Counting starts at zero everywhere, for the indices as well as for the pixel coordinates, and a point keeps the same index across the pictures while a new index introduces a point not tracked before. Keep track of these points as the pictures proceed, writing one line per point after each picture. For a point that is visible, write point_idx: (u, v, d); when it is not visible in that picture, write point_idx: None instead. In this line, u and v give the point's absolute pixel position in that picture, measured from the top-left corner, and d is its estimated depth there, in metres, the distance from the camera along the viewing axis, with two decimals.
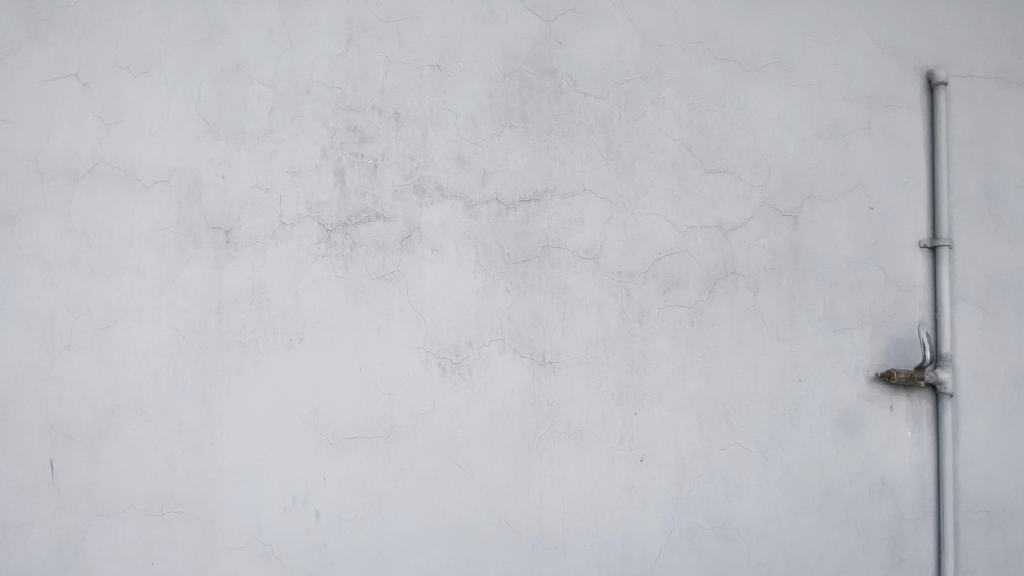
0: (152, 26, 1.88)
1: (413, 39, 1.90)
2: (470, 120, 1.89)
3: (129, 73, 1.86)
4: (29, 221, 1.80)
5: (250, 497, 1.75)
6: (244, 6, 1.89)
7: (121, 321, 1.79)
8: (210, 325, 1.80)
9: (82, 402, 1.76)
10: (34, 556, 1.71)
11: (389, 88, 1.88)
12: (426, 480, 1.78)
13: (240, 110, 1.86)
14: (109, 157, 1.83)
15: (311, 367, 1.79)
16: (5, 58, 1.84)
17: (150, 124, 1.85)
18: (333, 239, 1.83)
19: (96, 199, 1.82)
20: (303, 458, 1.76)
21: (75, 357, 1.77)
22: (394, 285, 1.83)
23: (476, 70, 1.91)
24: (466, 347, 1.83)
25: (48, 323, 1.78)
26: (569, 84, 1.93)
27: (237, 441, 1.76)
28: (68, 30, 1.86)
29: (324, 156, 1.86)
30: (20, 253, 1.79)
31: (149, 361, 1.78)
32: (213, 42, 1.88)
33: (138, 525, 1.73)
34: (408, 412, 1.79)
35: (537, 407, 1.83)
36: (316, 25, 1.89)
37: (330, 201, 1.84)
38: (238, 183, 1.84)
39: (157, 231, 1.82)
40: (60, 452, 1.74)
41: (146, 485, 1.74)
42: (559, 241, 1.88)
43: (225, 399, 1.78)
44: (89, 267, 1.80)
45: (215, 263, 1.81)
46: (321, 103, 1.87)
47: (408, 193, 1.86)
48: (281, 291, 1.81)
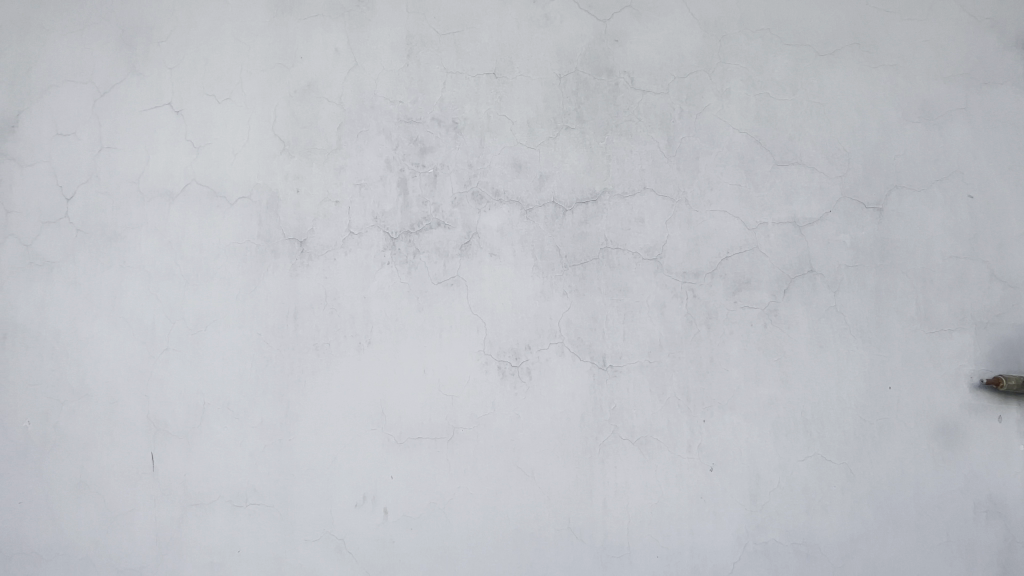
0: (234, 55, 2.04)
1: (470, 49, 1.94)
2: (526, 125, 1.89)
3: (214, 99, 2.03)
4: (133, 236, 2.00)
5: (324, 492, 1.84)
6: (314, 31, 2.01)
7: (211, 326, 1.94)
8: (286, 330, 1.91)
9: (178, 401, 1.92)
10: (138, 540, 1.89)
11: (448, 99, 1.93)
12: (489, 482, 1.79)
13: (311, 127, 1.98)
14: (197, 177, 2.00)
15: (378, 368, 1.86)
16: (112, 94, 2.07)
17: (232, 145, 2.00)
18: (397, 247, 1.90)
19: (189, 216, 1.99)
20: (372, 458, 1.83)
21: (172, 359, 1.94)
22: (455, 290, 1.86)
23: (532, 75, 1.91)
24: (525, 350, 1.82)
25: (148, 329, 1.96)
26: (627, 82, 1.89)
27: (311, 440, 1.86)
28: (164, 64, 2.06)
29: (387, 168, 1.93)
30: (126, 267, 2.00)
31: (233, 363, 1.92)
32: (287, 66, 2.01)
33: (225, 515, 1.87)
34: (469, 415, 1.81)
35: (599, 412, 1.79)
36: (379, 42, 1.98)
37: (393, 210, 1.91)
38: (309, 196, 1.95)
39: (240, 243, 1.96)
40: (159, 446, 1.91)
41: (232, 478, 1.87)
42: (619, 242, 1.84)
43: (301, 399, 1.88)
44: (182, 277, 1.97)
45: (291, 272, 1.93)
46: (384, 117, 1.95)
47: (467, 200, 1.89)
48: (351, 297, 1.90)
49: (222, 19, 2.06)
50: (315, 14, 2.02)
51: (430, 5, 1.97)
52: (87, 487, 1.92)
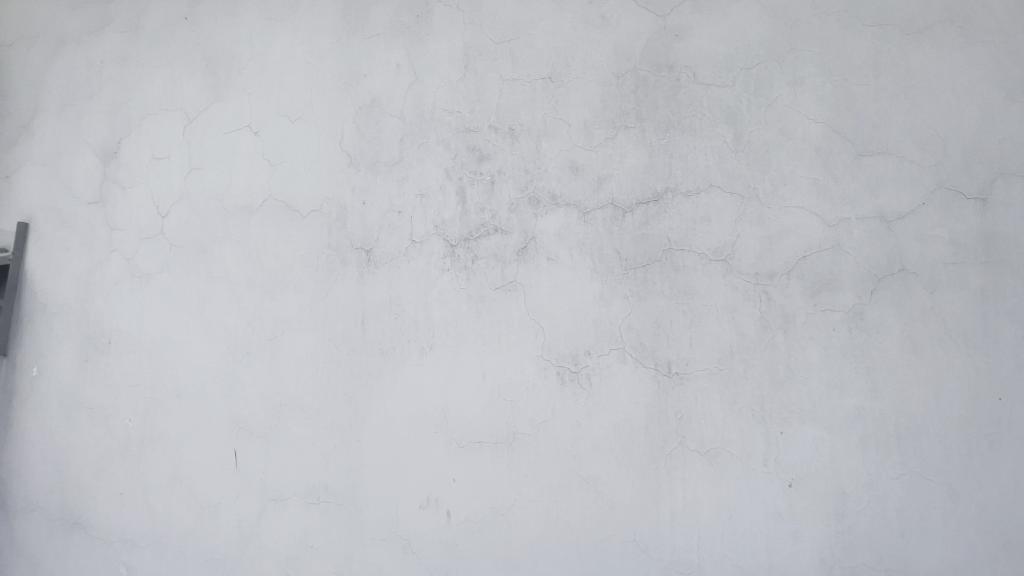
0: (304, 77, 2.16)
1: (526, 55, 1.94)
2: (583, 127, 1.86)
3: (287, 120, 2.16)
4: (218, 249, 2.17)
5: (389, 493, 1.88)
6: (376, 49, 2.09)
7: (287, 332, 2.06)
8: (354, 335, 1.99)
9: (258, 401, 2.05)
10: (223, 531, 2.02)
11: (504, 106, 1.94)
12: (550, 490, 1.76)
13: (375, 141, 2.05)
14: (273, 193, 2.14)
15: (441, 372, 1.89)
16: (200, 120, 2.26)
17: (303, 162, 2.12)
18: (456, 253, 1.92)
19: (266, 229, 2.13)
20: (435, 461, 1.86)
21: (253, 363, 2.08)
22: (513, 295, 1.86)
23: (589, 76, 1.87)
24: (585, 356, 1.78)
25: (230, 335, 2.11)
26: (689, 77, 1.81)
27: (377, 442, 1.92)
28: (244, 90, 2.22)
29: (446, 177, 1.97)
30: (212, 277, 2.16)
31: (306, 368, 2.02)
32: (352, 84, 2.10)
33: (300, 512, 1.96)
34: (529, 420, 1.79)
35: (665, 421, 1.71)
36: (437, 55, 2.02)
37: (452, 217, 1.94)
38: (373, 207, 2.02)
39: (311, 254, 2.07)
40: (242, 444, 2.04)
41: (306, 476, 1.97)
42: (683, 243, 1.76)
43: (368, 401, 1.94)
44: (261, 286, 2.10)
45: (359, 280, 2.01)
46: (442, 127, 1.99)
47: (523, 205, 1.88)
48: (413, 303, 1.94)
49: (294, 45, 2.19)
50: (377, 33, 2.10)
51: (486, 15, 1.99)
52: (180, 480, 2.09)
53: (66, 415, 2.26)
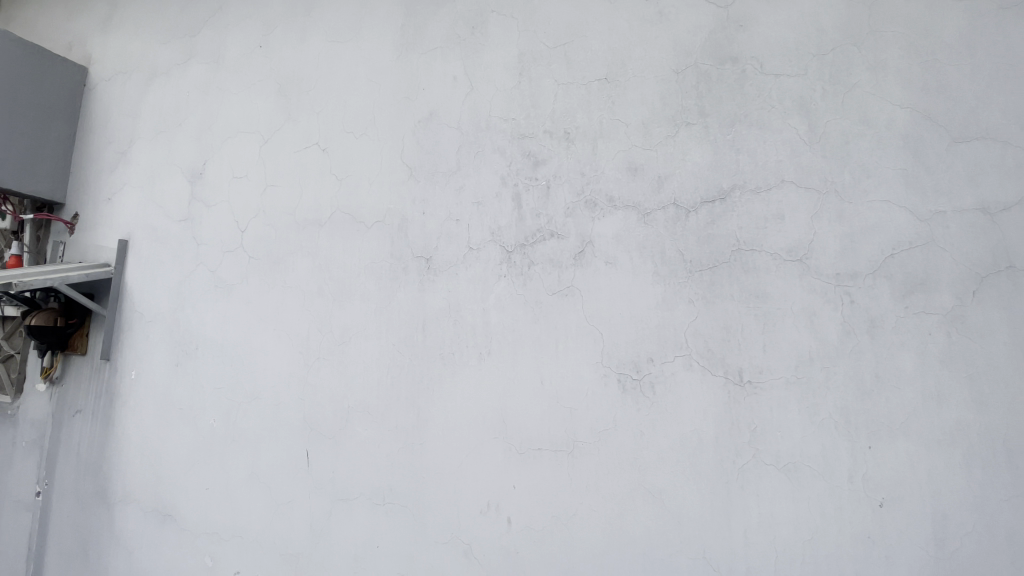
0: (367, 95, 2.26)
1: (581, 58, 1.92)
2: (642, 126, 1.81)
3: (351, 135, 2.26)
4: (290, 260, 2.30)
5: (451, 498, 1.90)
6: (434, 62, 2.15)
7: (353, 337, 2.14)
8: (416, 341, 2.04)
9: (328, 404, 2.15)
10: (297, 528, 2.13)
11: (560, 110, 1.92)
12: (613, 501, 1.69)
13: (433, 152, 2.10)
14: (339, 206, 2.24)
15: (500, 378, 1.89)
16: (275, 140, 2.42)
17: (367, 175, 2.21)
18: (513, 259, 1.92)
19: (333, 240, 2.23)
20: (495, 467, 1.86)
21: (323, 367, 2.18)
22: (571, 300, 1.83)
23: (646, 74, 1.82)
24: (647, 363, 1.72)
25: (302, 341, 2.23)
26: (755, 69, 1.72)
27: (439, 446, 1.95)
28: (312, 110, 2.36)
29: (502, 184, 1.98)
30: (286, 286, 2.29)
31: (371, 372, 2.09)
32: (411, 98, 2.17)
33: (367, 512, 2.02)
34: (590, 428, 1.75)
35: (737, 432, 1.60)
36: (492, 64, 2.05)
37: (509, 224, 1.95)
38: (432, 216, 2.07)
39: (375, 263, 2.15)
40: (313, 444, 2.15)
41: (372, 478, 2.03)
42: (753, 243, 1.66)
43: (430, 405, 1.98)
44: (329, 294, 2.21)
45: (419, 287, 2.06)
46: (498, 135, 2.00)
47: (580, 209, 1.86)
48: (471, 309, 1.96)
49: (357, 64, 2.30)
50: (434, 47, 2.16)
51: (540, 20, 1.99)
52: (259, 478, 2.22)
53: (161, 415, 2.48)
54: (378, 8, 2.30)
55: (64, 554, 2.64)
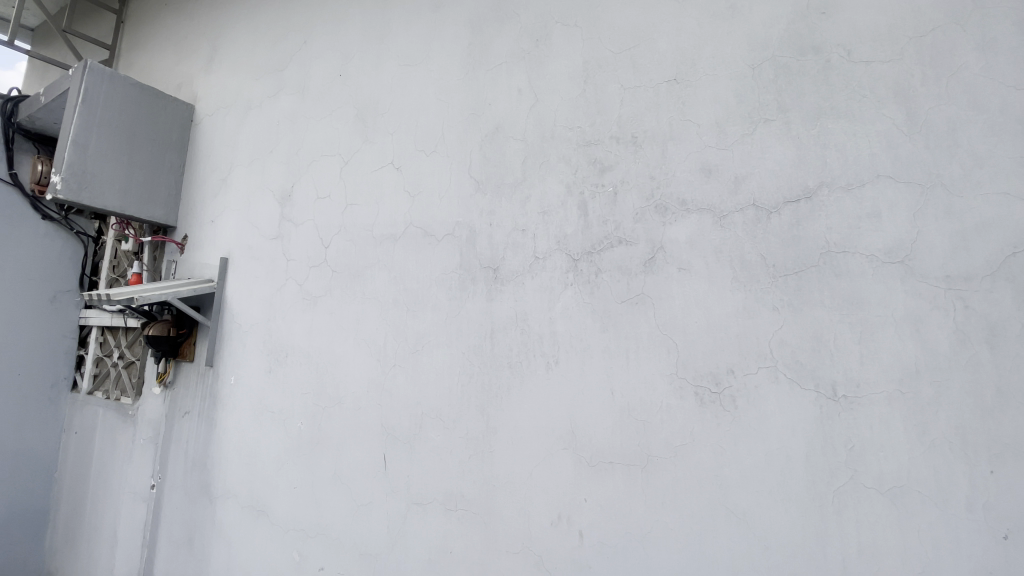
0: (436, 114, 2.35)
1: (648, 61, 1.87)
2: (716, 126, 1.73)
3: (422, 153, 2.36)
4: (368, 273, 2.43)
5: (522, 507, 1.90)
6: (499, 78, 2.20)
7: (425, 346, 2.22)
8: (485, 350, 2.07)
9: (403, 410, 2.23)
10: (375, 529, 2.22)
11: (627, 115, 1.89)
12: (691, 520, 1.60)
13: (500, 164, 2.14)
14: (412, 220, 2.34)
15: (569, 387, 1.87)
16: (353, 161, 2.58)
17: (437, 190, 2.29)
18: (580, 267, 1.91)
19: (406, 253, 2.33)
20: (565, 478, 1.83)
21: (398, 375, 2.27)
22: (642, 309, 1.78)
23: (719, 72, 1.75)
24: (727, 375, 1.62)
25: (379, 350, 2.34)
26: (841, 57, 1.59)
27: (509, 455, 1.95)
28: (387, 131, 2.49)
29: (568, 192, 1.97)
30: (364, 297, 2.42)
31: (443, 380, 2.15)
32: (478, 114, 2.23)
33: (440, 517, 2.07)
34: (664, 442, 1.68)
35: (831, 451, 1.46)
36: (557, 75, 2.06)
37: (576, 232, 1.93)
38: (499, 227, 2.10)
39: (445, 274, 2.21)
40: (390, 449, 2.23)
41: (445, 484, 2.08)
42: (844, 244, 1.52)
43: (499, 414, 2.00)
44: (403, 304, 2.31)
45: (487, 297, 2.09)
46: (564, 144, 2.00)
47: (650, 214, 1.81)
48: (539, 318, 1.97)
49: (427, 85, 2.41)
50: (499, 63, 2.21)
51: (604, 27, 1.98)
52: (340, 479, 2.35)
53: (255, 417, 2.69)
54: (446, 30, 2.40)
55: (174, 542, 2.92)
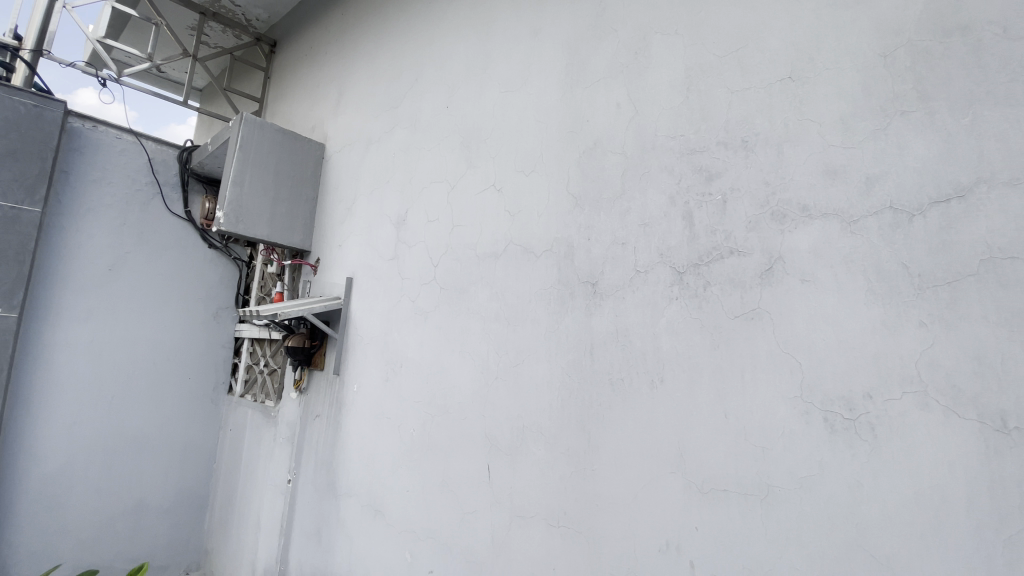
0: (536, 134, 2.42)
1: (758, 61, 1.77)
2: (840, 124, 1.58)
3: (523, 173, 2.43)
4: (473, 289, 2.55)
5: (627, 530, 1.83)
6: (598, 93, 2.21)
7: (526, 360, 2.26)
8: (584, 366, 2.06)
9: (505, 423, 2.28)
10: (480, 538, 2.28)
11: (735, 119, 1.79)
12: (821, 560, 1.44)
13: (599, 178, 2.14)
14: (512, 238, 2.42)
15: (675, 407, 1.79)
16: (459, 184, 2.74)
17: (536, 208, 2.35)
18: (686, 281, 1.83)
19: (508, 270, 2.41)
20: (672, 503, 1.74)
21: (500, 388, 2.33)
22: (758, 324, 1.66)
23: (841, 65, 1.60)
24: (862, 399, 1.44)
25: (482, 362, 2.43)
26: (998, 32, 1.37)
27: (612, 474, 1.91)
28: (489, 153, 2.62)
29: (671, 203, 1.91)
30: (469, 312, 2.54)
31: (543, 395, 2.17)
32: (576, 131, 2.26)
33: (542, 532, 2.07)
34: (787, 472, 1.53)
35: (1003, 494, 1.22)
36: (657, 85, 2.02)
37: (680, 243, 1.86)
38: (599, 241, 2.10)
39: (545, 289, 2.25)
40: (493, 460, 2.30)
41: (547, 499, 2.08)
42: (1012, 248, 1.29)
43: (601, 431, 1.97)
44: (505, 318, 2.38)
45: (587, 312, 2.09)
46: (665, 154, 1.95)
47: (765, 222, 1.69)
48: (641, 334, 1.92)
49: (527, 107, 2.49)
50: (597, 79, 2.23)
51: (708, 31, 1.91)
52: (448, 487, 2.46)
53: (374, 424, 2.93)
54: (545, 53, 2.47)
55: (305, 533, 3.25)
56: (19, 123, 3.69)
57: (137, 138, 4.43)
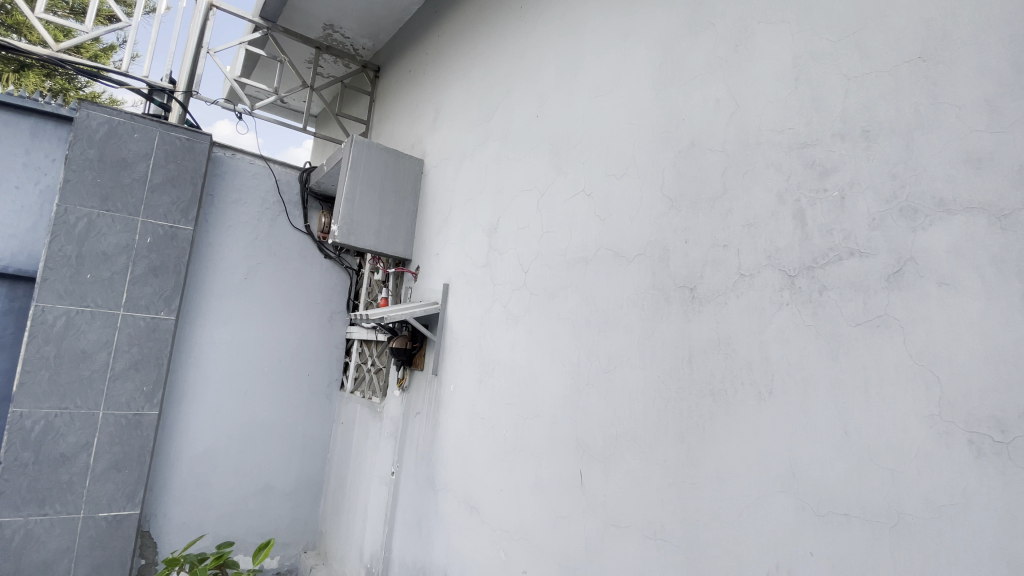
0: (628, 137, 2.41)
1: (879, 42, 1.62)
2: (983, 105, 1.40)
3: (614, 177, 2.43)
4: (564, 295, 2.58)
5: (730, 548, 1.75)
6: (694, 91, 2.15)
7: (619, 367, 2.25)
8: (682, 374, 2.01)
9: (599, 430, 2.28)
10: (574, 543, 2.29)
11: (853, 107, 1.66)
12: None
13: (697, 179, 2.08)
14: (604, 243, 2.42)
15: (785, 422, 1.68)
16: (550, 191, 2.80)
17: (628, 212, 2.33)
18: (798, 285, 1.72)
19: (599, 275, 2.41)
20: (783, 524, 1.63)
21: (592, 393, 2.34)
22: (884, 332, 1.51)
23: (984, 38, 1.41)
24: (1018, 421, 1.25)
25: (574, 368, 2.45)
26: None
27: (713, 489, 1.83)
28: (580, 159, 2.65)
29: (780, 202, 1.81)
30: (562, 317, 2.58)
31: (637, 402, 2.15)
32: (671, 131, 2.22)
33: (638, 544, 2.03)
34: (922, 500, 1.37)
35: None
36: (761, 77, 1.92)
37: (790, 245, 1.76)
38: (697, 244, 2.04)
39: (639, 295, 2.22)
40: (587, 467, 2.30)
41: (643, 510, 2.04)
42: None
43: (701, 443, 1.90)
44: (598, 324, 2.38)
45: (685, 318, 2.03)
46: (772, 150, 1.85)
47: (892, 219, 1.54)
48: (747, 341, 1.83)
49: (618, 110, 2.49)
50: (693, 76, 2.17)
51: (819, 16, 1.79)
52: (541, 490, 2.50)
53: (469, 424, 3.06)
54: (636, 55, 2.45)
55: (406, 525, 3.47)
56: (176, 155, 4.38)
57: (267, 162, 5.05)
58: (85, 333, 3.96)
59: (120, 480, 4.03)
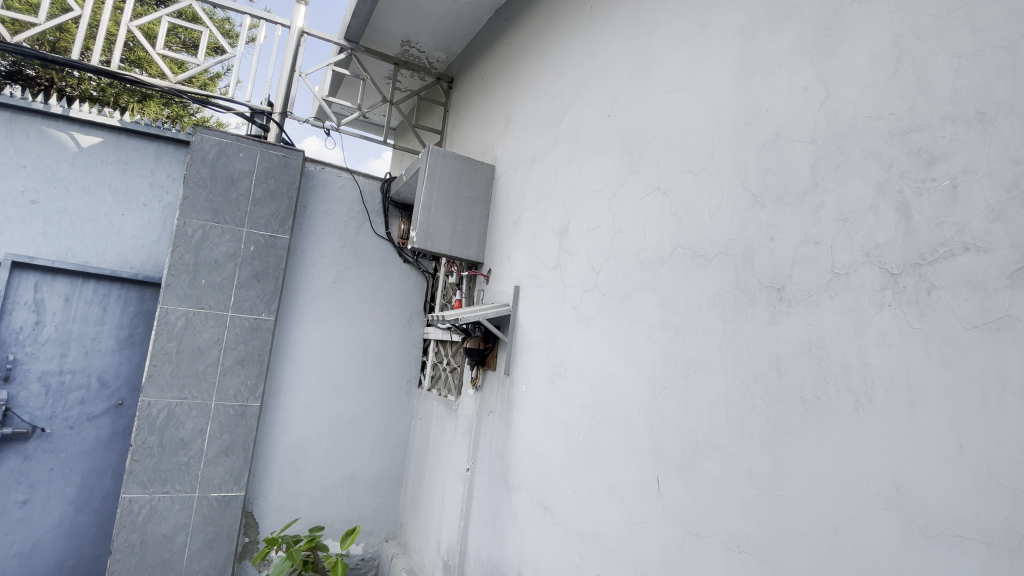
0: (706, 132, 2.35)
1: (995, 13, 1.47)
2: None
3: (691, 174, 2.39)
4: (638, 296, 2.57)
5: (823, 565, 1.66)
6: (779, 81, 2.07)
7: (699, 370, 2.20)
8: (769, 379, 1.93)
9: (677, 435, 2.24)
10: (651, 550, 2.27)
11: (966, 87, 1.52)
12: None
13: (784, 172, 1.99)
14: (681, 243, 2.38)
15: (884, 433, 1.57)
16: (622, 192, 2.79)
17: (707, 210, 2.28)
18: (901, 284, 1.60)
19: (677, 276, 2.38)
20: (884, 544, 1.52)
21: (669, 397, 2.31)
22: (1006, 335, 1.36)
23: None
24: None
25: (649, 371, 2.43)
26: None
27: (804, 502, 1.75)
28: (654, 158, 2.62)
29: (879, 194, 1.69)
30: (637, 319, 2.56)
31: (719, 407, 2.09)
32: (754, 123, 2.14)
33: (720, 555, 1.98)
34: None
35: None
36: (855, 61, 1.81)
37: (892, 241, 1.64)
38: (784, 241, 1.95)
39: (720, 296, 2.16)
40: (664, 473, 2.27)
41: (725, 519, 1.99)
42: None
43: (790, 453, 1.82)
44: (674, 326, 2.35)
45: (771, 319, 1.96)
46: (869, 138, 1.74)
47: (1015, 210, 1.39)
48: (842, 344, 1.72)
49: (696, 105, 2.44)
50: (778, 65, 2.08)
51: None
52: (616, 493, 2.50)
53: (542, 425, 3.12)
54: (714, 47, 2.39)
55: (482, 521, 3.59)
56: (275, 171, 4.85)
57: (352, 174, 5.45)
58: (201, 332, 4.49)
59: (229, 463, 4.52)
